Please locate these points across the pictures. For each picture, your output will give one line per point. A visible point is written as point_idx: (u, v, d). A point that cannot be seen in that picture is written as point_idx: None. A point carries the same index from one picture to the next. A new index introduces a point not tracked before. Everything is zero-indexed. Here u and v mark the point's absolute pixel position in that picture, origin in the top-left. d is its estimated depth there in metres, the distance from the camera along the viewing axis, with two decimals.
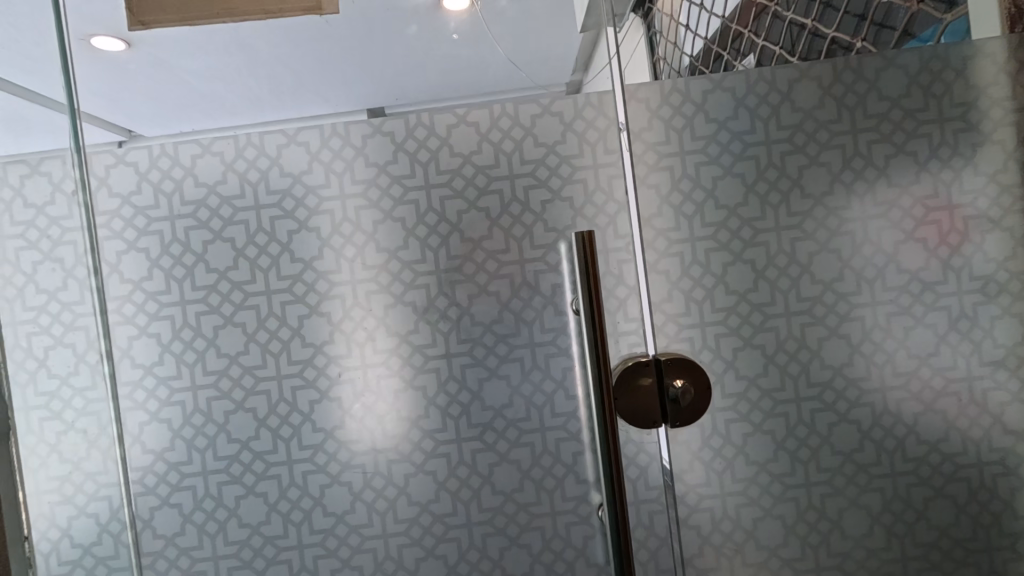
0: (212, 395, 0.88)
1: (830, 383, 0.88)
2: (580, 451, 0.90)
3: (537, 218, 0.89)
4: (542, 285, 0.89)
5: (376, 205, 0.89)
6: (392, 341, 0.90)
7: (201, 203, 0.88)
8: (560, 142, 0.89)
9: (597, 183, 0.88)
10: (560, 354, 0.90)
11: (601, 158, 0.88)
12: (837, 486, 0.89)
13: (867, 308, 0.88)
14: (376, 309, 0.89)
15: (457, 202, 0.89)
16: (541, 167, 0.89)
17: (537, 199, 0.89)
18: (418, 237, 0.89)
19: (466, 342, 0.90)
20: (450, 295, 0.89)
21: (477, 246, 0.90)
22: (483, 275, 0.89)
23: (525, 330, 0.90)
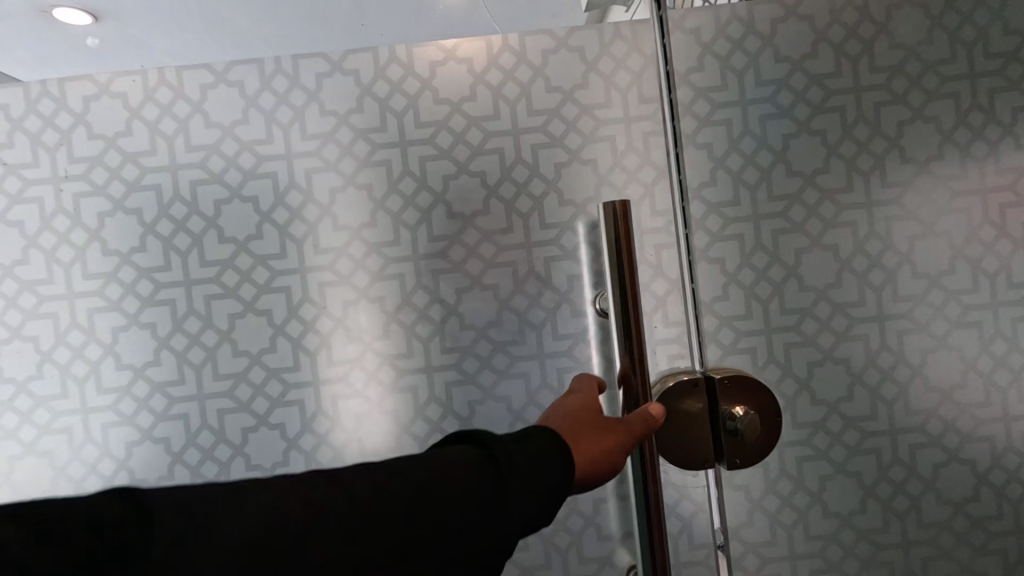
0: (109, 421, 0.66)
1: (938, 410, 0.66)
2: (603, 495, 0.69)
3: (549, 187, 0.67)
4: (554, 275, 0.68)
5: (333, 167, 0.67)
6: (355, 349, 0.67)
7: (96, 162, 0.66)
8: (580, 86, 0.67)
9: (628, 142, 0.67)
10: (577, 368, 0.68)
11: (632, 109, 0.67)
12: (944, 549, 0.67)
13: (987, 311, 0.66)
14: (332, 307, 0.67)
15: (442, 165, 0.67)
16: (555, 120, 0.67)
17: (550, 163, 0.67)
18: (390, 212, 0.67)
19: (453, 352, 0.67)
20: (432, 290, 0.67)
21: (468, 224, 0.67)
22: (476, 263, 0.67)
23: (532, 336, 0.68)
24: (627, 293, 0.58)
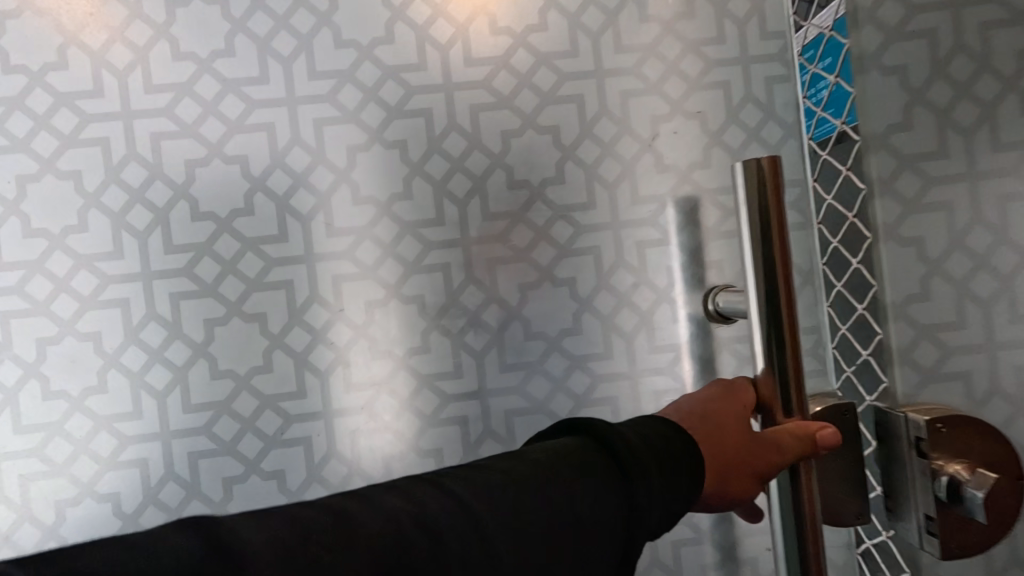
0: (33, 470, 0.47)
1: None
2: (708, 556, 0.53)
3: (643, 149, 0.50)
4: (650, 267, 0.51)
5: (352, 118, 0.48)
6: (382, 369, 0.49)
7: (13, 105, 0.47)
8: (686, 14, 0.51)
9: (747, 89, 0.51)
10: (679, 391, 0.51)
11: (754, 45, 0.51)
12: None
13: None
14: (352, 309, 0.48)
15: (501, 117, 0.49)
16: (652, 59, 0.50)
17: (644, 116, 0.50)
18: (431, 180, 0.49)
19: (515, 371, 0.49)
20: (488, 286, 0.49)
21: (536, 197, 0.50)
22: (547, 250, 0.50)
23: (621, 348, 0.51)
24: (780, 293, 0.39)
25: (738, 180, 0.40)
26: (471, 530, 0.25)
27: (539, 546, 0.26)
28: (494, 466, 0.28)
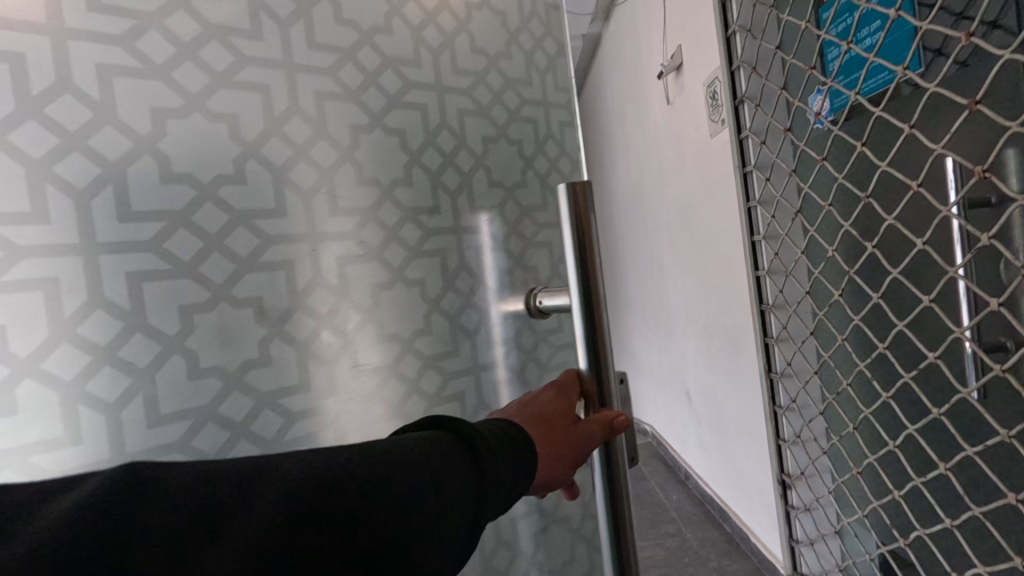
0: None
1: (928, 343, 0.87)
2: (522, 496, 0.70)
3: (478, 162, 0.65)
4: (480, 271, 0.64)
5: (160, 76, 0.43)
6: (207, 389, 0.45)
7: None
8: (503, 56, 0.69)
9: (546, 128, 0.73)
10: (500, 367, 0.66)
11: (551, 94, 0.74)
12: (871, 455, 1.00)
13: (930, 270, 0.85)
14: (163, 317, 0.43)
15: (349, 111, 0.54)
16: (481, 86, 0.66)
17: (475, 135, 0.65)
18: (269, 166, 0.48)
19: (373, 374, 0.55)
20: (340, 288, 0.53)
21: (386, 195, 0.56)
22: (399, 251, 0.57)
23: (465, 345, 0.63)
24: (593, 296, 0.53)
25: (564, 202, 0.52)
26: (353, 475, 0.34)
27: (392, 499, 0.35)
28: (373, 446, 0.38)
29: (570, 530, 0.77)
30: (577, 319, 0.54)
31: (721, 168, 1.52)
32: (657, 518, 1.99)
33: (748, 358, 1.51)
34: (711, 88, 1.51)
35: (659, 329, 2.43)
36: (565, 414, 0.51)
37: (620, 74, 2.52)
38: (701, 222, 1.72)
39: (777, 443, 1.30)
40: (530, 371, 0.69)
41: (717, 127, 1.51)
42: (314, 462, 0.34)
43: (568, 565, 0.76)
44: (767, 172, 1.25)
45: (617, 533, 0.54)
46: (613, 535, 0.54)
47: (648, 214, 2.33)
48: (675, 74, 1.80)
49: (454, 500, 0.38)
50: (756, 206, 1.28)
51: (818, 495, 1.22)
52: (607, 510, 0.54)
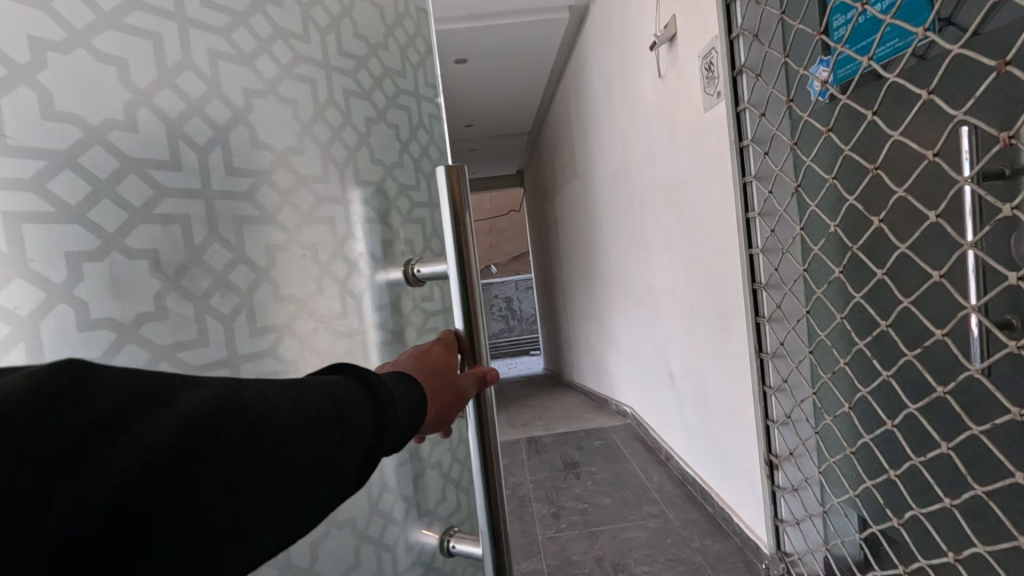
0: None
1: (926, 318, 0.86)
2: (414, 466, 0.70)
3: (361, 140, 0.64)
4: (355, 238, 0.61)
5: (40, 5, 0.35)
6: (98, 344, 0.38)
7: None
8: (382, 46, 0.70)
9: (418, 119, 0.78)
10: (369, 327, 0.63)
11: (422, 90, 0.79)
12: (865, 435, 0.99)
13: (931, 242, 0.84)
14: (50, 267, 0.35)
15: (242, 75, 0.49)
16: (362, 72, 0.66)
17: (360, 116, 0.64)
18: (163, 117, 0.43)
19: (265, 334, 0.50)
20: (235, 245, 0.47)
21: (282, 161, 0.53)
22: (291, 214, 0.53)
23: (353, 309, 0.60)
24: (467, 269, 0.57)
25: (442, 183, 0.56)
26: (264, 411, 0.33)
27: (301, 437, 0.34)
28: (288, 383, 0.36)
29: (440, 474, 0.77)
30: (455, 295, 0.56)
31: (714, 144, 1.48)
32: (638, 498, 1.99)
33: (737, 338, 1.48)
34: (707, 59, 1.46)
35: (642, 312, 2.41)
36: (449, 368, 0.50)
37: (606, 51, 2.45)
38: (692, 200, 1.67)
39: (766, 425, 1.31)
40: (408, 331, 0.71)
41: (711, 101, 1.46)
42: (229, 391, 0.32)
43: (439, 506, 0.76)
44: (767, 146, 1.22)
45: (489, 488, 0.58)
46: (487, 492, 0.58)
47: (634, 195, 2.28)
48: (668, 45, 1.72)
49: (357, 439, 0.37)
50: (752, 180, 1.26)
51: (807, 474, 1.23)
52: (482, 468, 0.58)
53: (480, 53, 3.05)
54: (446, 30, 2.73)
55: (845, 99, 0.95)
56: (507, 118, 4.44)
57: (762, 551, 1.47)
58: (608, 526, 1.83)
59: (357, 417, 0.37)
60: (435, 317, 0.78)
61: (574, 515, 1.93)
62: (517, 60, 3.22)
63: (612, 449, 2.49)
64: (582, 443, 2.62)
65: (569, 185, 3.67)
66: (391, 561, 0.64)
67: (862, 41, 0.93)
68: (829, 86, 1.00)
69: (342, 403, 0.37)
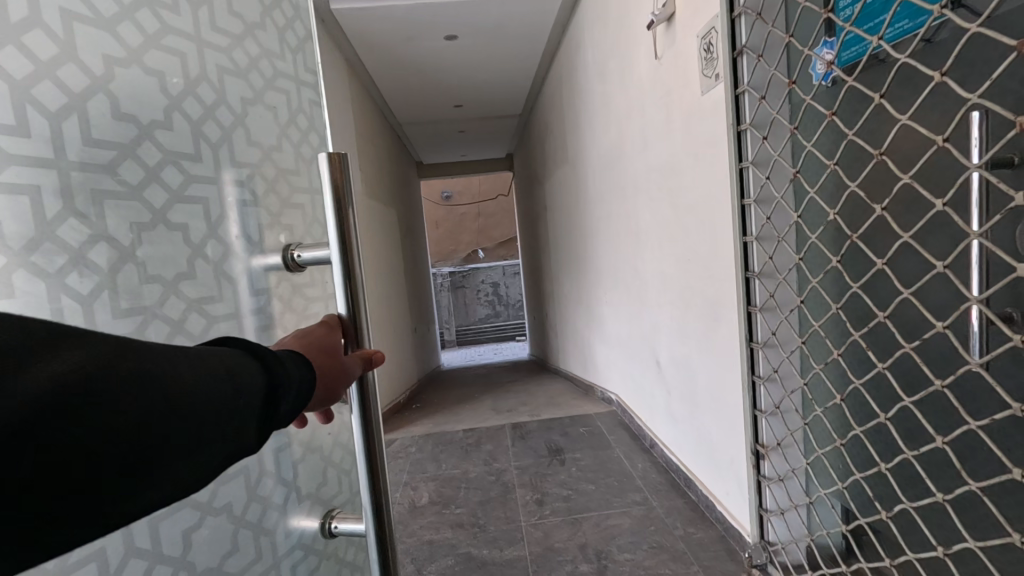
0: None
1: (926, 310, 0.84)
2: (297, 455, 0.68)
3: (237, 120, 0.63)
4: (229, 222, 0.59)
5: None
6: None
7: None
8: (260, 28, 0.68)
9: (300, 103, 0.75)
10: (248, 314, 0.61)
11: (302, 75, 0.76)
12: (855, 427, 0.98)
13: (935, 229, 0.81)
14: None
15: (102, 42, 0.49)
16: (239, 49, 0.64)
17: (235, 95, 0.63)
18: (8, 77, 0.41)
19: (131, 316, 0.49)
20: (94, 219, 0.47)
21: (145, 134, 0.52)
22: (157, 190, 0.52)
23: (229, 293, 0.59)
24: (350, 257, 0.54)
25: (324, 171, 0.52)
26: (163, 378, 0.33)
27: (196, 411, 0.34)
28: (191, 352, 0.36)
29: (323, 457, 0.74)
30: (338, 284, 0.53)
31: (709, 130, 1.45)
32: (622, 485, 1.99)
33: (727, 327, 1.46)
34: (707, 39, 1.41)
35: (631, 300, 2.39)
36: (339, 355, 0.49)
37: (601, 32, 2.38)
38: (686, 185, 1.64)
39: (753, 414, 1.29)
40: (288, 317, 0.67)
41: (710, 83, 1.41)
42: (128, 354, 0.32)
43: (321, 488, 0.73)
44: (766, 131, 1.19)
45: (373, 475, 0.56)
46: (371, 477, 0.56)
47: (626, 180, 2.24)
48: (667, 25, 1.67)
49: (249, 421, 0.37)
50: (749, 167, 1.23)
51: (793, 465, 1.24)
52: (365, 456, 0.55)
53: (471, 30, 2.96)
54: (436, 5, 2.63)
55: (850, 82, 0.91)
56: (499, 99, 4.35)
57: (745, 540, 1.47)
58: (591, 513, 1.82)
59: (254, 398, 0.38)
60: (318, 306, 0.73)
61: (558, 501, 1.92)
62: (509, 39, 3.14)
63: (596, 436, 2.49)
64: (568, 429, 2.62)
65: (560, 170, 3.62)
66: (271, 548, 0.62)
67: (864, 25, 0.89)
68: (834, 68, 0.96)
69: (241, 382, 0.37)
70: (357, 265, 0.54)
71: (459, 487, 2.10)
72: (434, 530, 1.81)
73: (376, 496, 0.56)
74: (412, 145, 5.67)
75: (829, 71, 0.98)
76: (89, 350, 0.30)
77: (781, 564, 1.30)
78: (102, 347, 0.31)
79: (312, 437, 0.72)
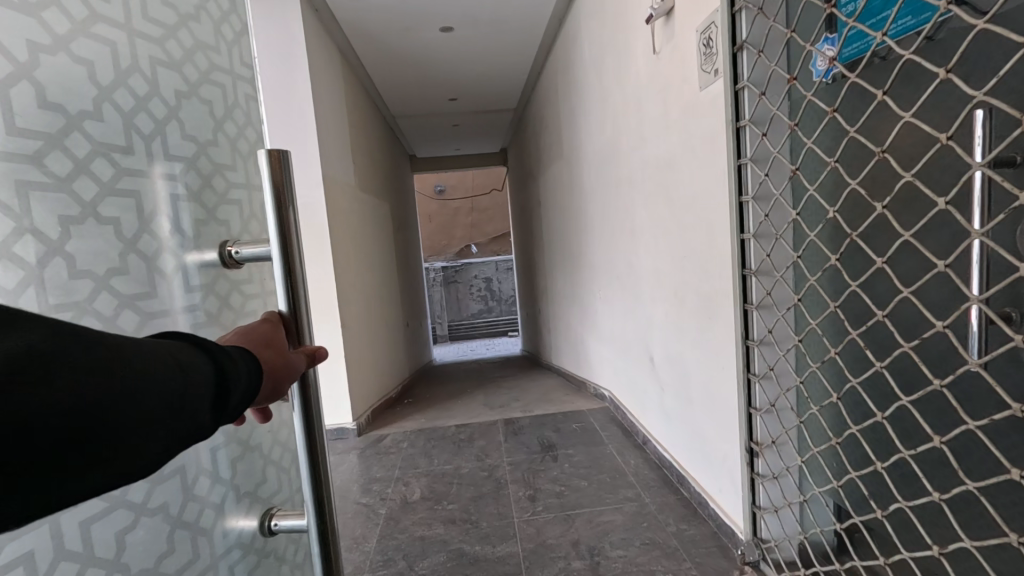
0: None
1: (926, 310, 0.84)
2: (235, 455, 0.64)
3: (172, 113, 0.58)
4: (165, 216, 0.54)
5: None
6: None
7: None
8: (194, 17, 0.64)
9: (234, 96, 0.71)
10: (180, 313, 0.56)
11: (236, 67, 0.72)
12: (852, 426, 0.98)
13: (936, 227, 0.81)
14: None
15: (26, 25, 0.42)
16: (171, 40, 0.59)
17: (168, 87, 0.58)
18: None
19: (59, 315, 0.43)
20: (18, 213, 0.40)
21: (76, 126, 0.45)
22: (90, 183, 0.46)
23: (166, 288, 0.54)
24: (291, 255, 0.52)
25: (262, 167, 0.51)
26: (110, 363, 0.32)
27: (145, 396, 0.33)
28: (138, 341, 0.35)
29: (261, 457, 0.70)
30: (278, 282, 0.52)
31: (707, 126, 1.44)
32: (615, 482, 1.98)
33: (722, 324, 1.46)
34: (706, 34, 1.40)
35: (625, 296, 2.38)
36: (283, 350, 0.47)
37: (598, 26, 2.36)
38: (683, 182, 1.63)
39: (748, 412, 1.30)
40: (226, 313, 0.63)
41: (708, 79, 1.40)
42: (73, 339, 0.31)
43: (258, 488, 0.69)
44: (765, 127, 1.18)
45: (316, 476, 0.54)
46: (314, 478, 0.54)
47: (621, 177, 2.23)
48: (665, 19, 1.65)
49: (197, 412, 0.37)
50: (747, 164, 1.22)
51: (788, 463, 1.25)
52: (307, 457, 0.53)
53: (466, 21, 2.92)
54: None
55: (853, 77, 0.91)
56: (494, 93, 4.31)
57: (738, 537, 1.47)
58: (584, 510, 1.81)
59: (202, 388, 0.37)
60: (254, 303, 0.70)
61: (551, 497, 1.91)
62: (504, 32, 3.10)
63: (589, 432, 2.49)
64: (560, 425, 2.62)
65: (554, 165, 3.60)
66: (209, 547, 0.57)
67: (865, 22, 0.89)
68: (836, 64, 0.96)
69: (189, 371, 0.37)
70: (297, 262, 0.53)
71: (452, 483, 2.09)
72: (427, 526, 1.79)
73: (319, 493, 0.54)
74: (406, 138, 5.62)
75: (831, 66, 0.97)
76: (30, 332, 0.30)
77: (774, 561, 1.30)
78: (45, 331, 0.30)
79: (249, 435, 0.68)
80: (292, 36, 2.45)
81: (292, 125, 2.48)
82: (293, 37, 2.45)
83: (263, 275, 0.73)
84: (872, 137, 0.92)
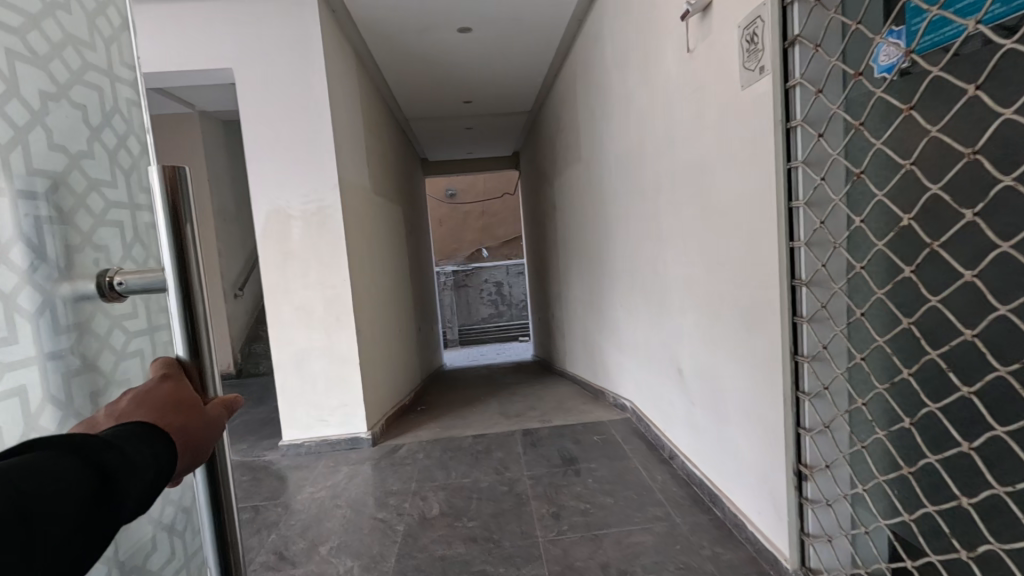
0: None
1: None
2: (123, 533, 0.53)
3: (36, 120, 0.46)
4: (24, 246, 0.43)
5: None
6: None
7: None
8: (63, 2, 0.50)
9: (115, 101, 0.58)
10: (41, 359, 0.45)
11: (117, 68, 0.59)
12: (930, 455, 0.89)
13: None
14: None
15: None
16: (33, 30, 0.46)
17: (32, 89, 0.46)
18: None
19: None
20: None
21: None
22: None
23: (30, 329, 0.44)
24: (191, 285, 0.41)
25: (154, 187, 0.39)
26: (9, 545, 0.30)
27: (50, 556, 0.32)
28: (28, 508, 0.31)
29: (148, 522, 0.57)
30: (174, 317, 0.41)
31: (748, 127, 1.36)
32: (642, 499, 1.90)
33: (764, 337, 1.38)
34: (750, 29, 1.31)
35: (650, 305, 2.29)
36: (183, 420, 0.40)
37: (623, 25, 2.28)
38: (719, 186, 1.55)
39: (796, 433, 1.22)
40: (104, 355, 0.52)
41: (752, 77, 1.32)
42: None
43: (148, 560, 0.56)
44: (822, 128, 1.10)
45: (222, 540, 0.44)
46: (219, 553, 0.45)
47: (648, 181, 2.15)
48: (701, 16, 1.57)
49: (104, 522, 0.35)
50: (798, 166, 1.14)
51: (843, 488, 1.15)
52: (212, 520, 0.44)
53: (485, 22, 2.86)
54: None
55: (937, 69, 0.81)
56: (509, 95, 4.26)
57: (781, 564, 1.38)
58: (611, 530, 1.73)
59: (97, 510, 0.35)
60: (139, 340, 0.58)
61: (576, 515, 1.83)
62: (523, 32, 3.03)
63: (611, 445, 2.40)
64: (580, 437, 2.53)
65: (572, 169, 3.53)
66: None
67: (950, 11, 0.79)
68: (911, 57, 0.86)
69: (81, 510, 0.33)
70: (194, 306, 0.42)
71: (471, 498, 2.01)
72: (447, 544, 1.72)
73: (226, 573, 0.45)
74: (418, 141, 5.56)
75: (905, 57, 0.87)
76: None
77: None
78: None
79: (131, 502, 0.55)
80: (308, 37, 2.40)
81: (307, 128, 2.43)
82: (308, 38, 2.40)
83: (147, 304, 0.60)
84: (957, 137, 0.83)
